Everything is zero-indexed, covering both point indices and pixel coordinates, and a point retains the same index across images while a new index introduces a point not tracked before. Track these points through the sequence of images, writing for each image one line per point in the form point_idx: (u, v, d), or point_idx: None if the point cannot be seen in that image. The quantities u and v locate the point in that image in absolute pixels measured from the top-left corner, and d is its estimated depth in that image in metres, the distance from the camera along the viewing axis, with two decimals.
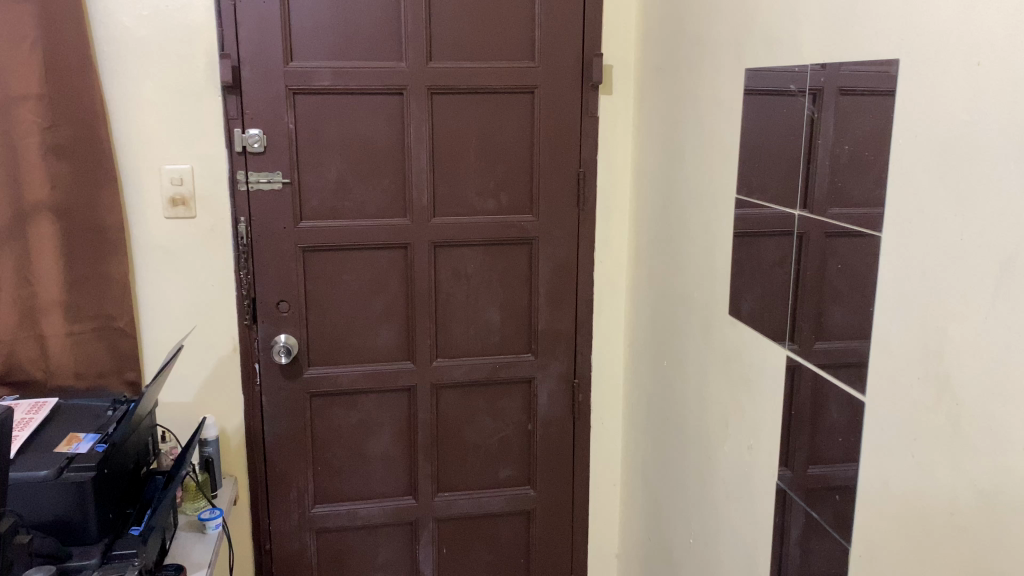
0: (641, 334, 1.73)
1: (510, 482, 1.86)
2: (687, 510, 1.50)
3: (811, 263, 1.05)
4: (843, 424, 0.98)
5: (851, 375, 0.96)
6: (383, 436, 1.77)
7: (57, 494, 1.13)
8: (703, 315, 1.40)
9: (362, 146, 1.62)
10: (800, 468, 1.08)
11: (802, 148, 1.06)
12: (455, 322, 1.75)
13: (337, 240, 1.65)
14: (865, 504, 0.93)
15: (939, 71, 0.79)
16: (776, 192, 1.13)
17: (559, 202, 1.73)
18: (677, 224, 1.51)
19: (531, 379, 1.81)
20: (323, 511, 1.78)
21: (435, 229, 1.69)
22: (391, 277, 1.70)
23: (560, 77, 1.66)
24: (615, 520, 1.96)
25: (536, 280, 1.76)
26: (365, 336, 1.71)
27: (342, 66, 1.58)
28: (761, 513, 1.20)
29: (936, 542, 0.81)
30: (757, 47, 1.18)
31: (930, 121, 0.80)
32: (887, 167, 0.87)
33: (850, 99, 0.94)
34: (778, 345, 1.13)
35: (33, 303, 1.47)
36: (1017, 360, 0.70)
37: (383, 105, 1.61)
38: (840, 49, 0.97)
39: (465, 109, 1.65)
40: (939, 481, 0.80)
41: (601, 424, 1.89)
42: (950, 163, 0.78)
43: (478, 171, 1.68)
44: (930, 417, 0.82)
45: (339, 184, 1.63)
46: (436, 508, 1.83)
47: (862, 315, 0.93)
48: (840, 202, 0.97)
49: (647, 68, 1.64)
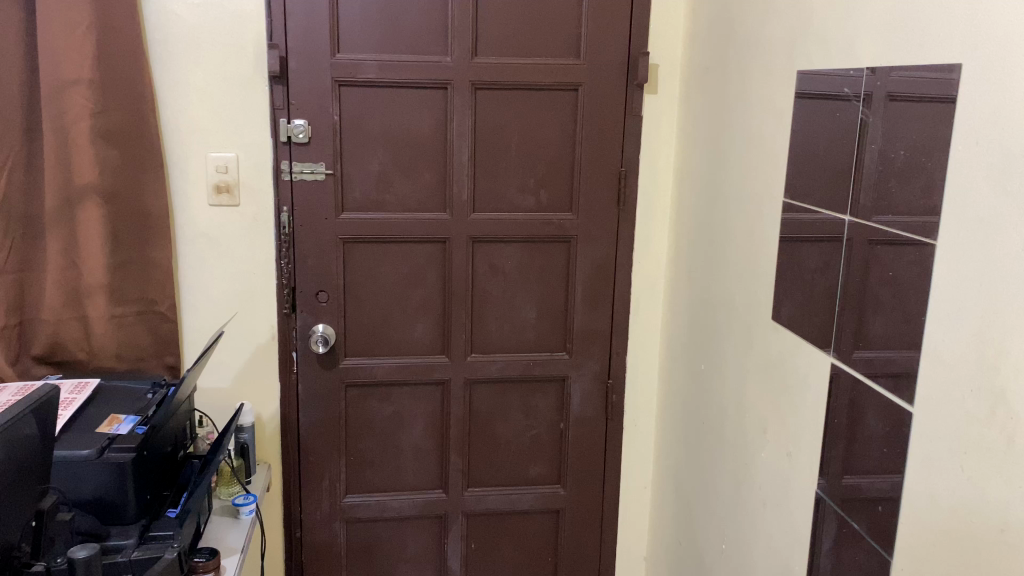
0: (678, 337, 1.72)
1: (541, 480, 1.86)
2: (721, 516, 1.49)
3: (855, 270, 1.03)
4: (883, 434, 0.96)
5: (894, 385, 0.94)
6: (415, 428, 1.78)
7: (98, 473, 1.15)
8: (744, 320, 1.38)
9: (405, 139, 1.63)
10: (835, 477, 1.07)
11: (852, 153, 1.04)
12: (491, 318, 1.75)
13: (378, 232, 1.66)
14: (907, 516, 0.91)
15: (1004, 78, 0.77)
16: (822, 197, 1.11)
17: (599, 201, 1.72)
18: (720, 227, 1.49)
19: (565, 377, 1.81)
20: (354, 502, 1.79)
21: (475, 224, 1.68)
22: (429, 271, 1.70)
23: (605, 75, 1.65)
24: (645, 523, 1.95)
25: (574, 279, 1.75)
26: (402, 329, 1.72)
27: (388, 58, 1.58)
28: (796, 522, 1.19)
29: (985, 559, 0.79)
30: (811, 50, 1.15)
31: (991, 128, 0.78)
32: (944, 176, 0.85)
33: (903, 104, 0.92)
34: (820, 351, 1.11)
35: (78, 285, 1.49)
36: None
37: (427, 98, 1.62)
38: (897, 54, 0.95)
39: (508, 105, 1.65)
40: (989, 497, 0.79)
41: (634, 425, 1.88)
42: (1013, 173, 0.76)
43: (519, 168, 1.68)
44: (981, 431, 0.80)
45: (381, 176, 1.64)
46: (467, 503, 1.83)
47: (908, 325, 0.91)
48: (887, 209, 0.95)
49: (695, 68, 1.62)
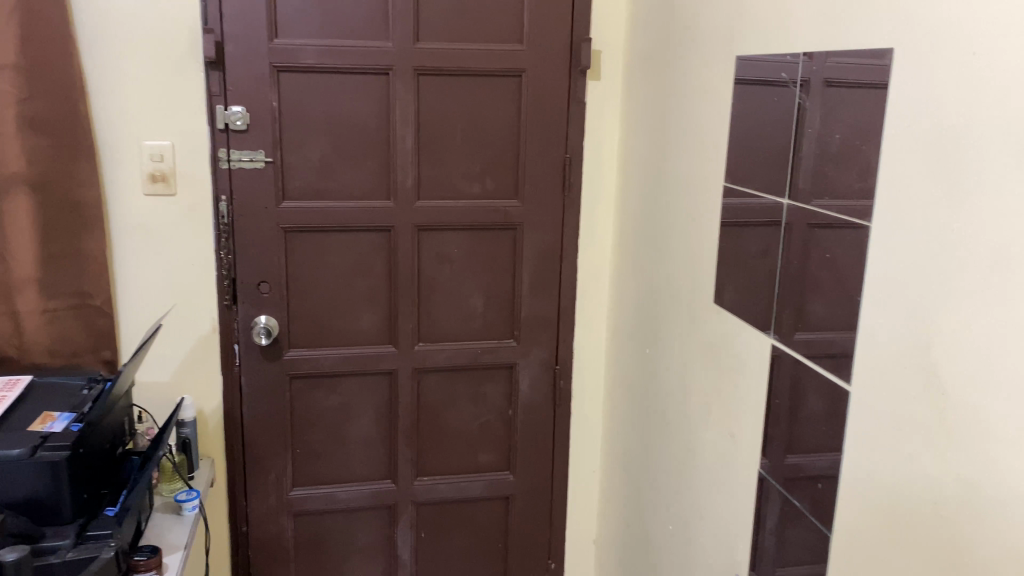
0: (624, 321, 1.73)
1: (490, 467, 1.86)
2: (668, 498, 1.51)
3: (794, 253, 1.05)
4: (823, 413, 0.98)
5: (833, 365, 0.96)
6: (363, 419, 1.76)
7: (30, 473, 1.11)
8: (688, 304, 1.40)
9: (346, 126, 1.60)
10: (777, 457, 1.09)
11: (790, 137, 1.05)
12: (437, 307, 1.74)
13: (321, 221, 1.63)
14: (847, 492, 0.94)
15: (935, 62, 0.78)
16: (762, 182, 1.13)
17: (544, 187, 1.72)
18: (663, 212, 1.50)
19: (512, 365, 1.80)
20: (301, 494, 1.76)
21: (419, 212, 1.67)
22: (374, 259, 1.68)
23: (547, 61, 1.65)
24: (594, 507, 1.96)
25: (520, 266, 1.75)
26: (347, 319, 1.70)
27: (327, 44, 1.56)
28: (740, 502, 1.21)
29: (920, 532, 0.81)
30: (749, 36, 1.17)
31: (923, 109, 0.80)
32: (878, 160, 0.86)
33: (838, 89, 0.94)
34: (761, 334, 1.13)
35: (7, 279, 1.44)
36: (1001, 355, 0.70)
37: (368, 84, 1.59)
38: (831, 39, 0.96)
39: (451, 91, 1.63)
40: (923, 471, 0.81)
41: (581, 410, 1.89)
42: (942, 156, 0.78)
43: (463, 155, 1.67)
44: (915, 408, 0.82)
45: (323, 164, 1.61)
46: (416, 493, 1.83)
47: (845, 307, 0.93)
48: (825, 192, 0.96)
49: (637, 54, 1.62)
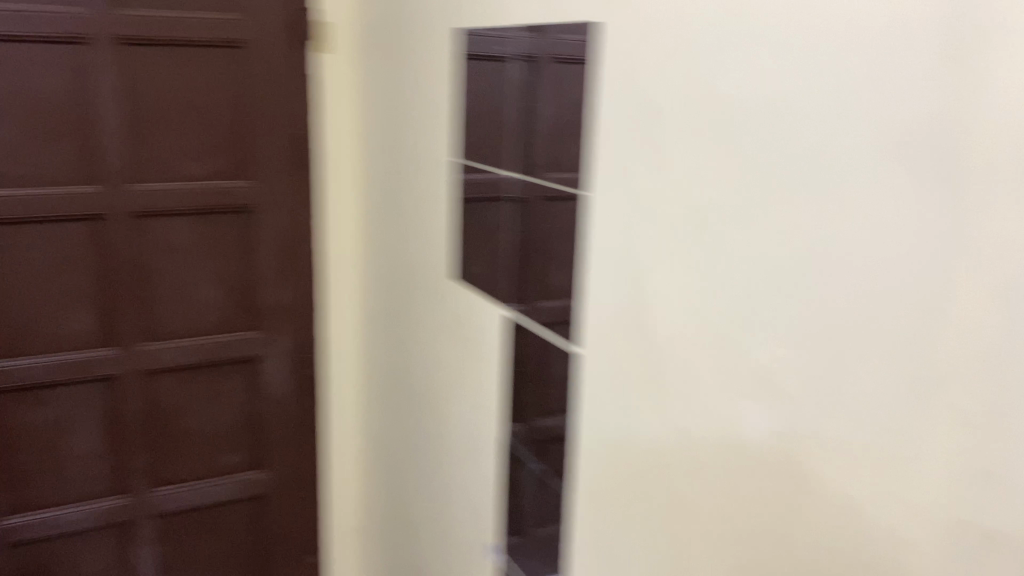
0: (371, 302, 1.69)
1: (238, 467, 1.75)
2: (423, 476, 1.50)
3: (532, 225, 1.06)
4: (564, 379, 1.00)
5: (570, 331, 0.99)
6: (85, 431, 1.58)
7: None
8: (428, 281, 1.39)
9: (36, 103, 1.41)
10: (529, 424, 1.11)
11: (517, 113, 1.06)
12: (165, 301, 1.59)
13: (14, 211, 1.43)
14: (587, 453, 0.96)
15: (627, 34, 0.80)
16: (496, 155, 1.13)
17: (276, 168, 1.63)
18: (400, 189, 1.47)
19: (255, 357, 1.70)
20: (13, 523, 1.56)
21: (135, 198, 1.51)
22: (83, 252, 1.50)
23: (270, 35, 1.56)
24: (352, 494, 1.92)
25: (256, 251, 1.65)
26: (56, 320, 1.51)
27: (5, 7, 1.35)
28: (491, 473, 1.23)
29: (645, 485, 0.85)
30: (472, 10, 1.16)
31: (616, 78, 0.82)
32: (590, 129, 0.88)
33: (557, 64, 0.95)
34: (502, 306, 1.14)
35: None
36: (686, 313, 0.73)
37: (60, 56, 1.41)
38: (548, 14, 0.97)
39: (161, 64, 1.49)
40: (639, 428, 0.84)
41: (332, 396, 1.83)
42: (633, 121, 0.79)
43: (182, 133, 1.53)
44: (632, 368, 0.85)
45: (10, 146, 1.41)
46: (155, 504, 1.67)
47: (576, 274, 0.96)
48: (554, 165, 0.98)
49: (364, 26, 1.57)
